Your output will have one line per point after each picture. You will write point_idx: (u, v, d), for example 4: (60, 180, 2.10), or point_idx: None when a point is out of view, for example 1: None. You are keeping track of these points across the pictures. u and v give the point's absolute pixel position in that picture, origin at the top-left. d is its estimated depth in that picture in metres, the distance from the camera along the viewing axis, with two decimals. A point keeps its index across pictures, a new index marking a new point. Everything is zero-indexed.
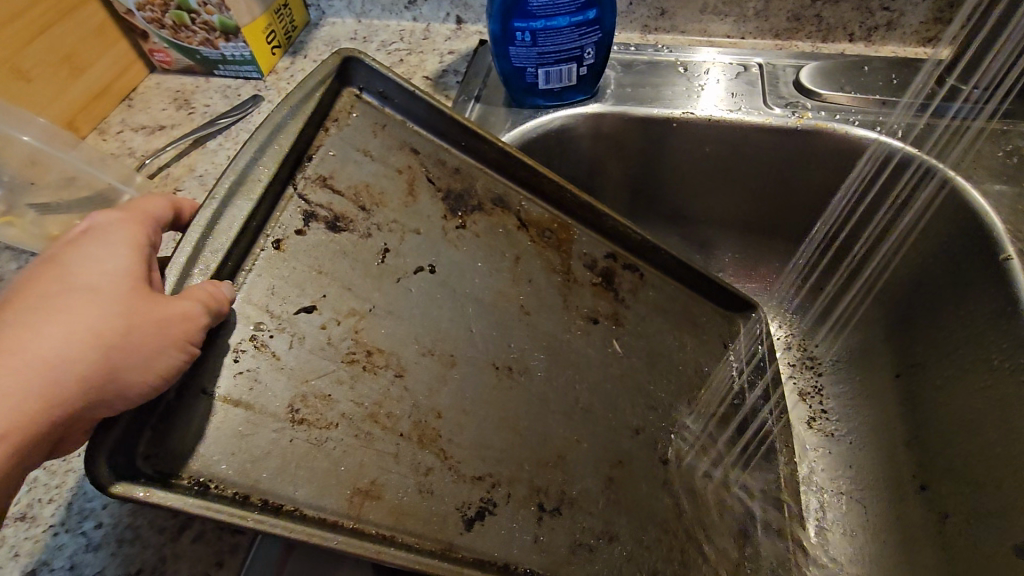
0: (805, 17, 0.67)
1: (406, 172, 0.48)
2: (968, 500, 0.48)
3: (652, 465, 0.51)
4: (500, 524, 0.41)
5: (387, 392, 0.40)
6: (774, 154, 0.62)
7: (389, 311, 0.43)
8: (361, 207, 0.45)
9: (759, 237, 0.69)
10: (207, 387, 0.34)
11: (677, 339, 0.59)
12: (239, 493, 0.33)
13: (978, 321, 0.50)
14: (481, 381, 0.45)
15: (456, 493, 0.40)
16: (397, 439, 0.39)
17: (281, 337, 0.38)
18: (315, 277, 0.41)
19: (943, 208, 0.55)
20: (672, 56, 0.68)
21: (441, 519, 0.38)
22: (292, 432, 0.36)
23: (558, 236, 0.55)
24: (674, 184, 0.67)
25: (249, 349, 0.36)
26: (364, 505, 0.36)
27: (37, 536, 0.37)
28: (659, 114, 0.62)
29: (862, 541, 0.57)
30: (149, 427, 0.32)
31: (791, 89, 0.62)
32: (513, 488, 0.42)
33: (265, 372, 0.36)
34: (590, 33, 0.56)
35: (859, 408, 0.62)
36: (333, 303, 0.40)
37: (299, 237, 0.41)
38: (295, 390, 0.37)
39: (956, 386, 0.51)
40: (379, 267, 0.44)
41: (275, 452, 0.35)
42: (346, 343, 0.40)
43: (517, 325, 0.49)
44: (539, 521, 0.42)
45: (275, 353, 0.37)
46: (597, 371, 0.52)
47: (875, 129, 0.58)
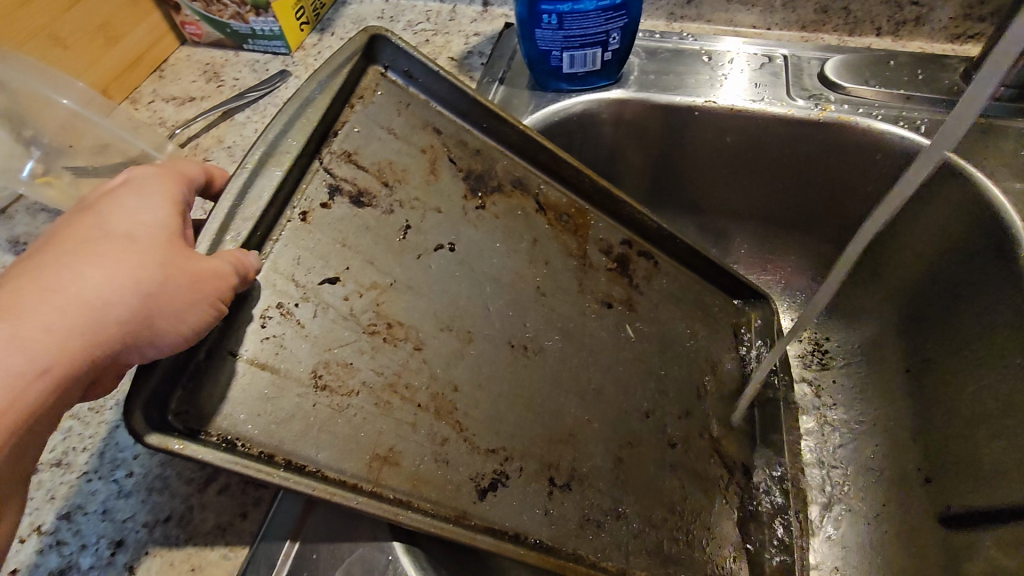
0: (832, 10, 0.67)
1: (430, 151, 0.49)
2: (972, 494, 0.49)
3: (660, 448, 0.52)
4: (512, 495, 0.42)
5: (405, 364, 0.41)
6: (796, 146, 0.62)
7: (410, 286, 0.44)
8: (384, 184, 0.46)
9: (775, 229, 0.69)
10: (234, 349, 0.36)
11: (689, 327, 0.59)
12: (264, 452, 0.34)
13: (994, 318, 0.51)
14: (497, 358, 0.46)
15: (470, 463, 0.41)
16: (415, 410, 0.40)
17: (307, 306, 0.39)
18: (339, 249, 0.42)
19: (960, 204, 0.55)
20: (697, 44, 0.68)
21: (456, 485, 0.40)
22: (315, 397, 0.37)
23: (575, 220, 0.56)
24: (692, 174, 0.67)
25: (276, 315, 0.38)
26: (381, 470, 0.37)
27: (71, 481, 0.39)
28: (681, 102, 0.62)
29: (859, 529, 0.57)
30: (181, 385, 0.33)
31: (814, 81, 0.63)
32: (525, 462, 0.43)
33: (291, 338, 0.38)
34: (617, 18, 0.57)
35: (869, 403, 0.62)
36: (357, 276, 0.42)
37: (324, 210, 0.42)
38: (318, 357, 0.38)
39: (968, 381, 0.52)
40: (401, 242, 0.45)
41: (300, 416, 0.36)
42: (368, 316, 0.41)
43: (532, 305, 0.50)
44: (549, 495, 0.44)
45: (302, 321, 0.38)
46: (608, 354, 0.53)
47: (897, 123, 0.58)
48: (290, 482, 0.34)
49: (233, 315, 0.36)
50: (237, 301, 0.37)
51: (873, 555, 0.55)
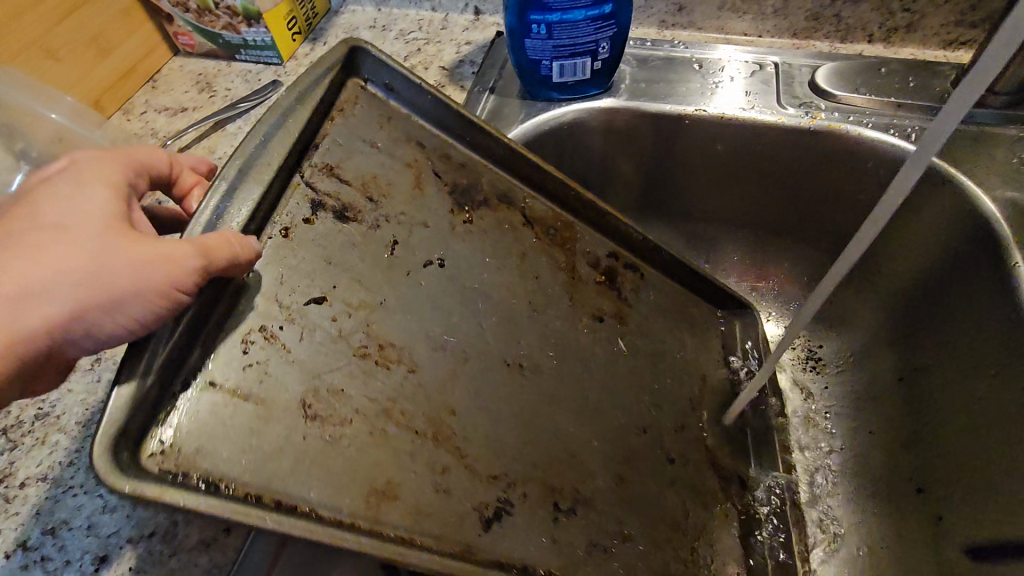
0: (824, 17, 0.67)
1: (415, 165, 0.49)
2: (960, 503, 0.49)
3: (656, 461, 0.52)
4: (517, 525, 0.42)
5: (399, 388, 0.41)
6: (788, 155, 0.62)
7: (400, 304, 0.44)
8: (369, 199, 0.46)
9: (767, 237, 0.69)
10: (213, 379, 0.35)
11: (678, 338, 0.59)
12: (251, 493, 0.33)
13: (983, 327, 0.50)
14: (494, 377, 0.46)
15: (474, 493, 0.41)
16: (411, 436, 0.40)
17: (292, 329, 0.39)
18: (324, 269, 0.42)
19: (951, 211, 0.54)
20: (688, 52, 0.68)
21: (451, 515, 0.39)
22: (305, 429, 0.36)
23: (563, 234, 0.55)
24: (684, 183, 0.67)
25: (259, 337, 0.37)
26: (378, 506, 0.36)
27: (56, 495, 0.39)
28: (671, 111, 0.62)
29: (855, 542, 0.56)
30: (156, 415, 0.32)
31: (805, 89, 0.63)
32: (528, 489, 0.43)
33: (275, 361, 0.37)
34: (606, 27, 0.57)
35: (861, 411, 0.62)
36: (344, 295, 0.42)
37: (306, 226, 0.42)
38: (307, 382, 0.37)
39: (957, 390, 0.51)
40: (388, 258, 0.45)
41: (288, 450, 0.35)
42: (357, 337, 0.41)
43: (523, 320, 0.50)
44: (555, 522, 0.43)
45: (288, 344, 0.38)
46: (600, 367, 0.52)
47: (888, 131, 0.58)
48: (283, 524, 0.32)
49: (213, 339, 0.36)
50: (218, 326, 0.36)
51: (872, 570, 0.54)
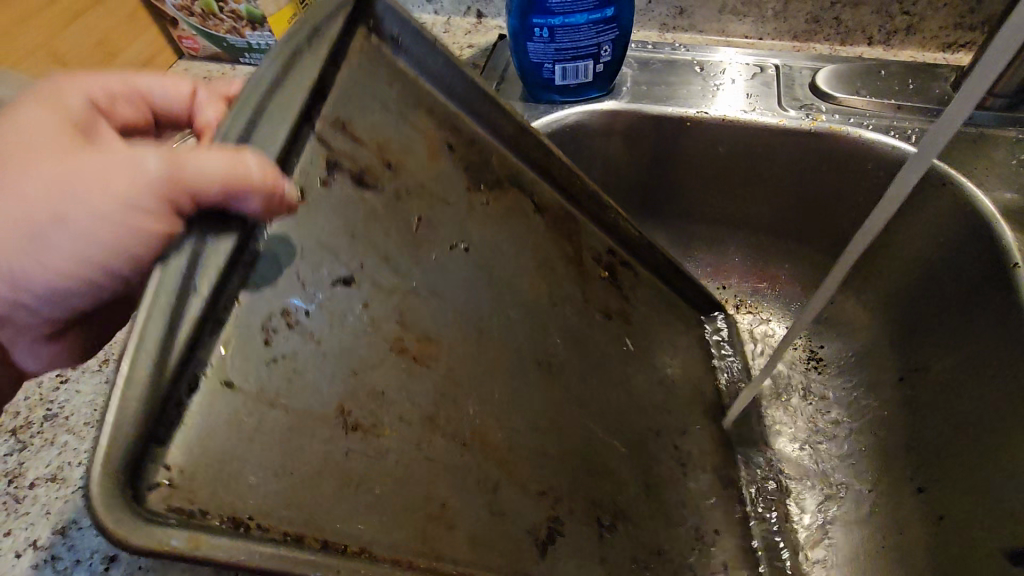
0: (823, 20, 0.67)
1: (430, 133, 0.45)
2: (961, 502, 0.49)
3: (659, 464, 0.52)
4: (571, 543, 0.41)
5: (441, 392, 0.38)
6: (790, 156, 0.62)
7: (431, 291, 0.40)
8: (386, 165, 0.41)
9: (767, 239, 0.69)
10: (231, 378, 0.29)
11: (666, 337, 0.60)
12: (290, 533, 0.28)
13: (983, 327, 0.50)
14: (530, 380, 0.44)
15: (527, 515, 0.39)
16: (456, 447, 0.37)
17: (319, 315, 0.34)
18: (348, 247, 0.37)
19: (950, 211, 0.55)
20: (689, 55, 0.69)
21: (501, 534, 0.37)
22: (347, 443, 0.32)
23: (568, 224, 0.53)
24: (686, 185, 0.68)
25: (282, 322, 0.32)
26: (433, 532, 0.33)
27: (66, 495, 0.40)
28: (673, 113, 0.62)
29: (860, 542, 0.56)
30: (167, 434, 0.26)
31: (805, 91, 0.63)
32: (574, 505, 0.43)
33: (302, 353, 0.32)
34: (607, 31, 0.58)
35: (863, 412, 0.62)
36: (371, 277, 0.37)
37: (326, 190, 0.37)
38: (344, 382, 0.33)
39: (959, 389, 0.52)
40: (413, 237, 0.41)
41: (331, 470, 0.31)
42: (391, 330, 0.37)
43: (543, 315, 0.48)
44: (601, 540, 0.43)
45: (314, 331, 0.33)
46: (607, 367, 0.52)
47: (887, 133, 0.58)
48: (343, 565, 0.28)
49: (225, 327, 0.30)
50: (230, 310, 0.30)
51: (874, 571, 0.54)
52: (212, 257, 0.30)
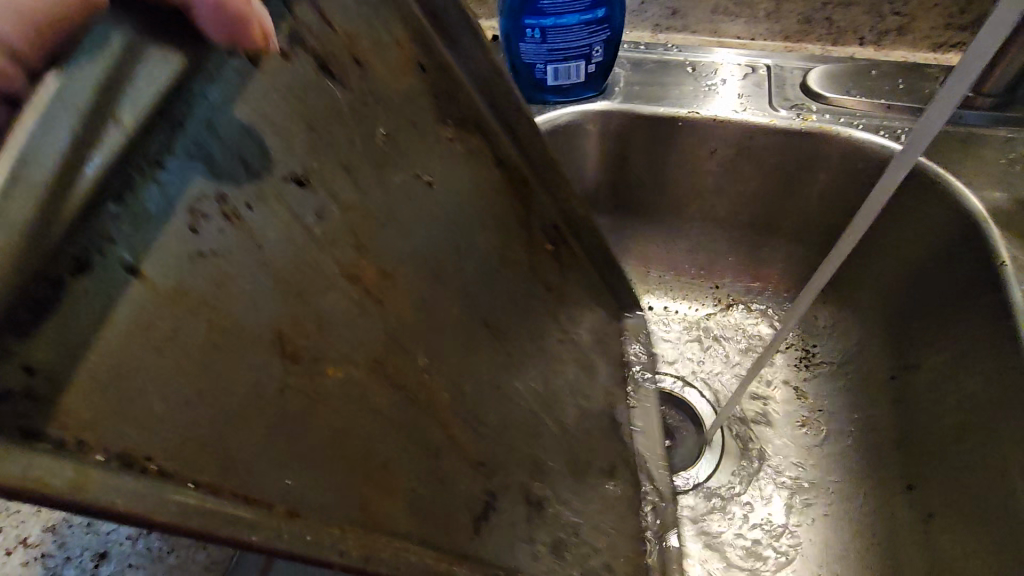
0: (815, 20, 0.68)
1: (404, 44, 0.38)
2: (953, 501, 0.49)
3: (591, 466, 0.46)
4: (506, 524, 0.35)
5: (391, 334, 0.32)
6: (780, 156, 0.62)
7: (393, 217, 0.34)
8: (356, 59, 0.34)
9: (758, 237, 0.69)
10: (138, 264, 0.21)
11: (591, 333, 0.54)
12: (195, 483, 0.20)
13: (971, 325, 0.50)
14: (477, 338, 0.39)
15: (466, 488, 0.33)
16: (408, 404, 0.31)
17: (261, 210, 0.27)
18: (308, 152, 0.30)
19: (940, 209, 0.55)
20: (682, 55, 0.69)
21: (444, 507, 0.31)
22: (284, 375, 0.25)
23: (522, 178, 0.47)
24: (677, 184, 0.68)
25: (212, 208, 0.24)
26: (372, 499, 0.27)
27: None
28: (665, 113, 0.63)
29: (847, 540, 0.56)
30: (28, 313, 0.18)
31: (796, 91, 0.63)
32: (509, 486, 0.36)
33: (236, 249, 0.25)
34: (599, 31, 0.58)
35: (855, 410, 0.62)
36: (326, 182, 0.30)
37: (282, 62, 0.30)
38: (288, 302, 0.26)
39: (951, 387, 0.52)
40: (378, 149, 0.34)
41: (265, 408, 0.24)
42: (346, 250, 0.30)
43: (498, 276, 0.42)
44: (535, 525, 0.37)
45: (250, 226, 0.26)
46: (548, 358, 0.45)
47: (877, 133, 0.59)
48: (265, 525, 0.22)
49: (132, 195, 0.22)
50: (145, 172, 0.22)
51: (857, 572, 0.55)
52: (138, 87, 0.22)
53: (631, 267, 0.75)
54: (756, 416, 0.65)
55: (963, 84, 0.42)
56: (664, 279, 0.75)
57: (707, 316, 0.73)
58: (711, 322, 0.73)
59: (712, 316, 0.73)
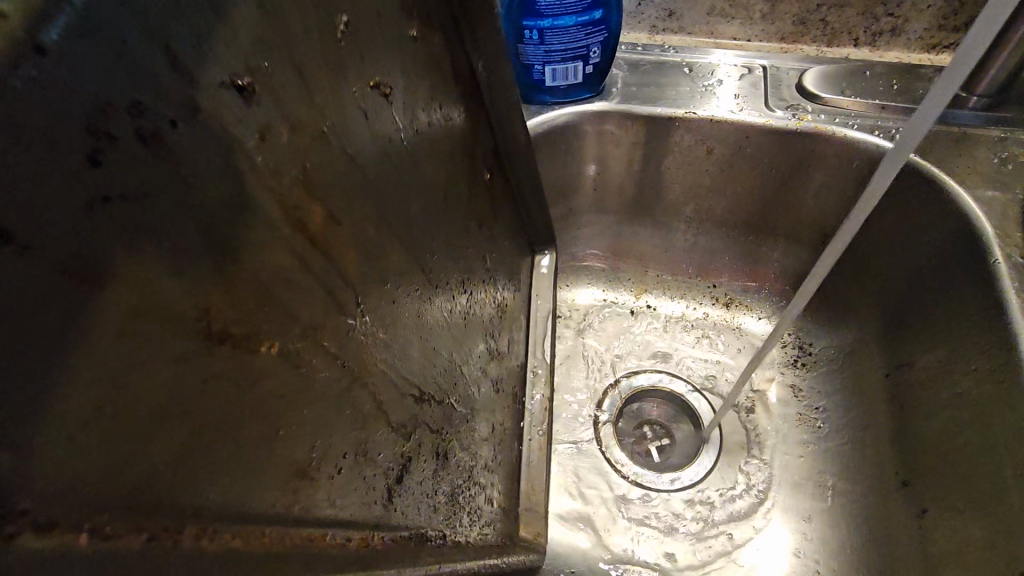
0: (810, 21, 0.68)
1: None
2: (943, 498, 0.49)
3: (492, 397, 0.53)
4: (411, 485, 0.39)
5: (328, 294, 0.30)
6: (776, 156, 0.63)
7: (344, 138, 0.33)
8: None
9: (750, 237, 0.70)
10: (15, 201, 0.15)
11: (507, 267, 0.61)
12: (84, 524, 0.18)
13: (963, 322, 0.51)
14: (411, 278, 0.41)
15: (380, 454, 0.36)
16: (340, 373, 0.31)
17: (188, 132, 0.21)
18: (270, 88, 0.26)
19: (934, 211, 0.56)
20: (678, 56, 0.70)
21: (354, 482, 0.33)
22: (207, 370, 0.22)
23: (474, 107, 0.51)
24: (673, 185, 0.68)
25: (123, 122, 0.19)
26: (296, 490, 0.28)
27: None
28: (662, 113, 0.63)
29: (838, 538, 0.58)
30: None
31: (792, 92, 0.64)
32: (421, 442, 0.40)
33: (154, 179, 0.20)
34: (596, 32, 0.59)
35: (849, 407, 0.63)
36: (276, 103, 0.27)
37: None
38: (223, 266, 0.23)
39: (943, 384, 0.52)
40: (336, 46, 0.32)
41: (185, 408, 0.21)
42: (293, 186, 0.28)
43: (448, 213, 0.47)
44: (435, 472, 0.42)
45: (174, 152, 0.21)
46: (473, 295, 0.52)
47: (873, 133, 0.59)
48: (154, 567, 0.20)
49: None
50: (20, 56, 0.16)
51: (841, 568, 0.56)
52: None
53: (630, 268, 0.76)
54: (750, 415, 0.67)
55: (951, 85, 0.42)
56: (663, 278, 0.75)
57: (704, 314, 0.74)
58: (710, 320, 0.74)
59: (709, 314, 0.74)
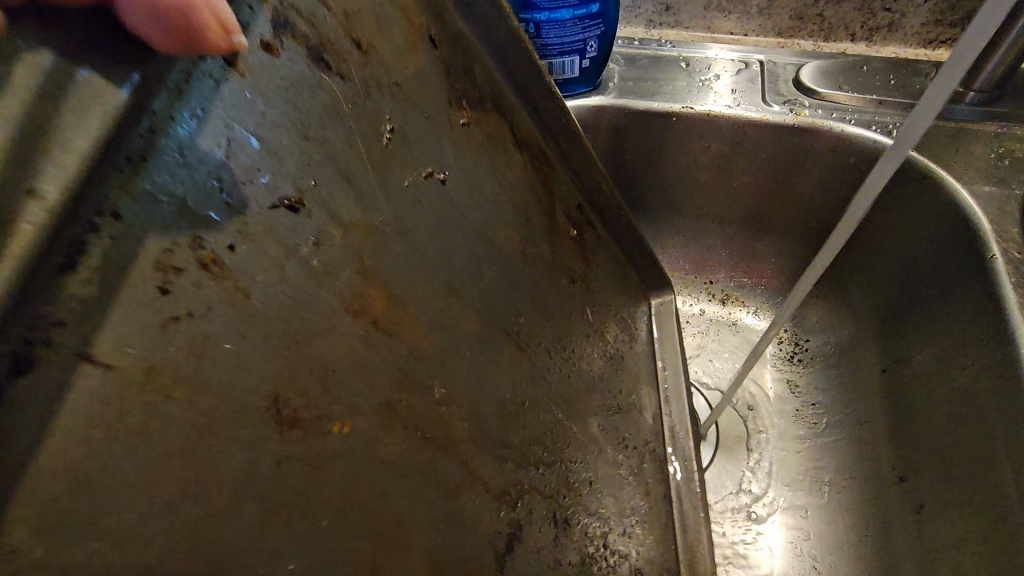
0: (807, 17, 0.68)
1: (412, 18, 0.37)
2: (942, 494, 0.49)
3: (620, 468, 0.48)
4: (528, 550, 0.37)
5: (404, 372, 0.31)
6: (772, 148, 0.63)
7: (400, 231, 0.33)
8: (355, 45, 0.33)
9: (748, 234, 0.70)
10: (104, 341, 0.19)
11: (618, 314, 0.56)
12: None
13: (963, 318, 0.51)
14: (498, 349, 0.39)
15: (488, 518, 0.35)
16: (420, 446, 0.31)
17: (247, 250, 0.24)
18: (302, 159, 0.28)
19: (932, 206, 0.56)
20: (676, 50, 0.69)
21: (456, 554, 0.32)
22: (281, 452, 0.24)
23: (544, 165, 0.48)
24: (672, 180, 0.68)
25: (186, 255, 0.22)
26: (384, 558, 0.28)
27: None
28: (659, 108, 0.63)
29: (835, 530, 0.58)
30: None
31: (789, 87, 0.64)
32: (532, 506, 0.38)
33: (215, 304, 0.23)
34: (593, 26, 0.58)
35: (844, 401, 0.63)
36: (328, 211, 0.29)
37: (266, 54, 0.27)
38: (289, 364, 0.25)
39: (940, 379, 0.52)
40: (383, 150, 0.33)
41: (257, 489, 0.23)
42: (349, 282, 0.29)
43: (522, 279, 0.43)
44: (556, 538, 0.40)
45: (233, 269, 0.24)
46: (574, 354, 0.47)
47: (870, 128, 0.59)
48: None
49: (95, 245, 0.19)
50: (98, 230, 0.19)
51: (841, 563, 0.56)
52: (81, 112, 0.19)
53: None
54: (747, 414, 0.67)
55: (950, 84, 0.42)
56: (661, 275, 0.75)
57: (700, 310, 0.74)
58: (707, 317, 0.74)
59: (706, 310, 0.74)
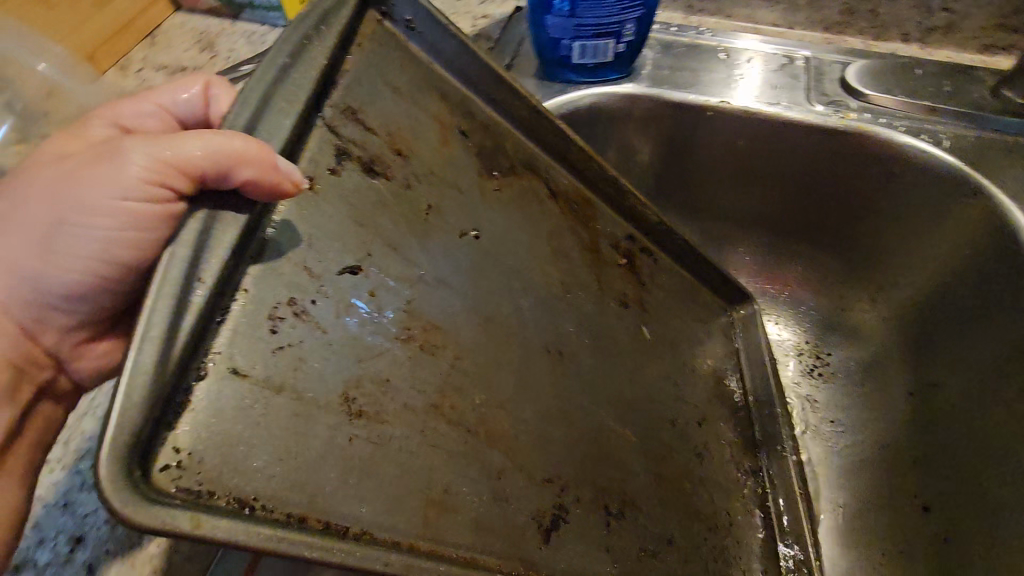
0: (858, 12, 0.66)
1: (440, 115, 0.42)
2: (967, 529, 0.50)
3: (691, 471, 0.48)
4: (572, 531, 0.36)
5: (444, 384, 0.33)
6: (815, 154, 0.61)
7: (436, 280, 0.36)
8: (395, 152, 0.38)
9: (789, 236, 0.68)
10: (240, 364, 0.26)
11: (697, 332, 0.57)
12: (293, 514, 0.25)
13: (1006, 361, 0.50)
14: (540, 366, 0.40)
15: (527, 498, 0.34)
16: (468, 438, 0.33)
17: (325, 302, 0.30)
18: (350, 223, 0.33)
19: (982, 227, 0.54)
20: (715, 39, 0.66)
21: (514, 540, 0.33)
22: (350, 430, 0.28)
23: (582, 210, 0.49)
24: (721, 177, 0.65)
25: (289, 319, 0.29)
26: (431, 518, 0.29)
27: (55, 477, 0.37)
28: (694, 101, 0.60)
29: (852, 543, 0.59)
30: None
31: (835, 86, 0.61)
32: (580, 491, 0.37)
33: (314, 349, 0.29)
34: (634, 8, 0.53)
35: (865, 420, 0.64)
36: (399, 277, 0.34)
37: (332, 177, 0.34)
38: (357, 376, 0.30)
39: (974, 407, 0.52)
40: (420, 222, 0.37)
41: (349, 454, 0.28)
42: (398, 318, 0.33)
43: (560, 306, 0.44)
44: (607, 526, 0.38)
45: (315, 319, 0.29)
46: (625, 368, 0.46)
47: (919, 137, 0.57)
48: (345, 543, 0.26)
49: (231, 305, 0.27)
50: (238, 295, 0.27)
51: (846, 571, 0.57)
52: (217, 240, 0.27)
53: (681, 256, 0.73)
54: None
55: None
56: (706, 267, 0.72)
57: None
58: None
59: None
